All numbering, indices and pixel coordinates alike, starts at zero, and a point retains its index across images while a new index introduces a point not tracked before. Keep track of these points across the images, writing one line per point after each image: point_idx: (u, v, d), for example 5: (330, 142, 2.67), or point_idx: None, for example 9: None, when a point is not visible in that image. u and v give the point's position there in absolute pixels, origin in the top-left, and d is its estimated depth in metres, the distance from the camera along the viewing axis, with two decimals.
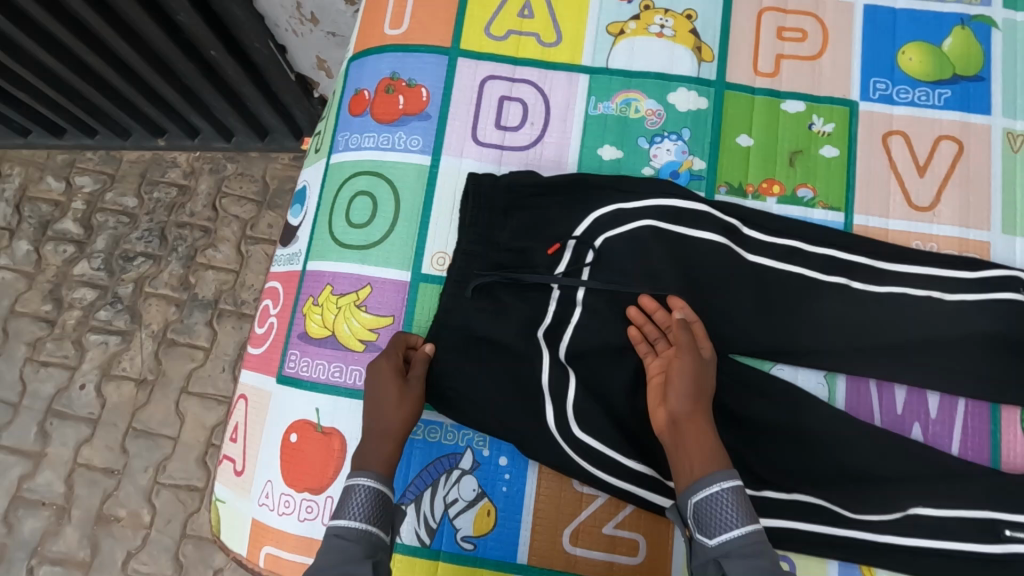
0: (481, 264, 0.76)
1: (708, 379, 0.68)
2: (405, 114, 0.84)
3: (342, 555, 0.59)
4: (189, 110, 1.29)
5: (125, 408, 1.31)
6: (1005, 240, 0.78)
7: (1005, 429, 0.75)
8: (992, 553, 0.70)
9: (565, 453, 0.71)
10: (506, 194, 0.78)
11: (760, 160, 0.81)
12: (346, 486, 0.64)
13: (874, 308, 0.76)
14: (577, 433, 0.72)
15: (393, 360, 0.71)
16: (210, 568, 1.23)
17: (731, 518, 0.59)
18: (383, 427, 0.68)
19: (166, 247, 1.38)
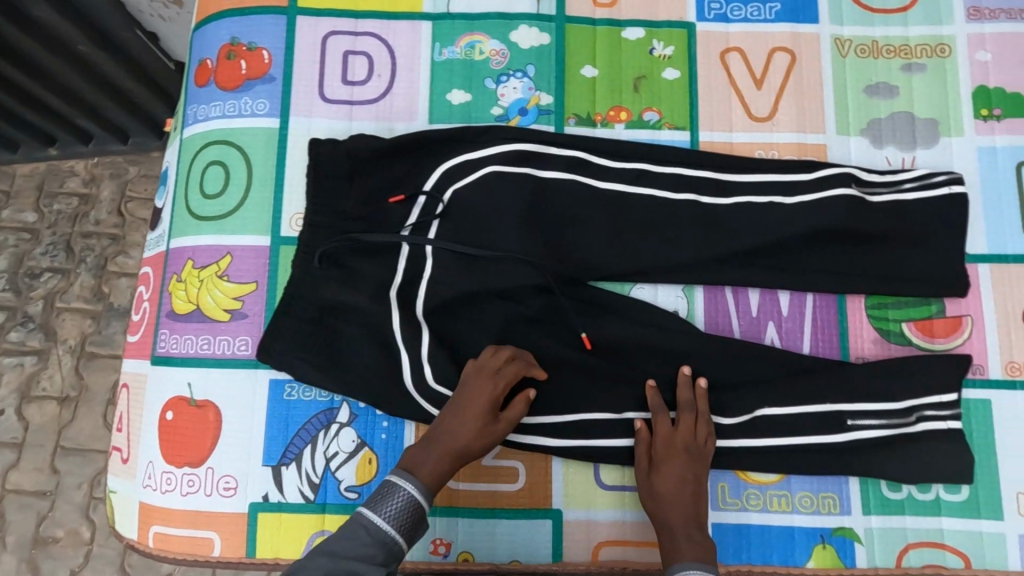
0: (328, 233, 0.76)
1: (688, 475, 0.70)
2: (249, 78, 0.82)
3: (357, 549, 0.61)
4: (74, 114, 1.22)
5: (50, 428, 1.26)
6: (839, 141, 0.82)
7: (852, 317, 0.78)
8: (840, 438, 0.74)
9: (425, 404, 0.74)
10: (348, 160, 0.77)
11: (606, 89, 0.83)
12: (389, 479, 0.65)
13: (722, 220, 0.78)
14: (433, 385, 0.74)
15: (514, 379, 0.70)
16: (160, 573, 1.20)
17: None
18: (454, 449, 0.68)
19: (74, 260, 1.33)
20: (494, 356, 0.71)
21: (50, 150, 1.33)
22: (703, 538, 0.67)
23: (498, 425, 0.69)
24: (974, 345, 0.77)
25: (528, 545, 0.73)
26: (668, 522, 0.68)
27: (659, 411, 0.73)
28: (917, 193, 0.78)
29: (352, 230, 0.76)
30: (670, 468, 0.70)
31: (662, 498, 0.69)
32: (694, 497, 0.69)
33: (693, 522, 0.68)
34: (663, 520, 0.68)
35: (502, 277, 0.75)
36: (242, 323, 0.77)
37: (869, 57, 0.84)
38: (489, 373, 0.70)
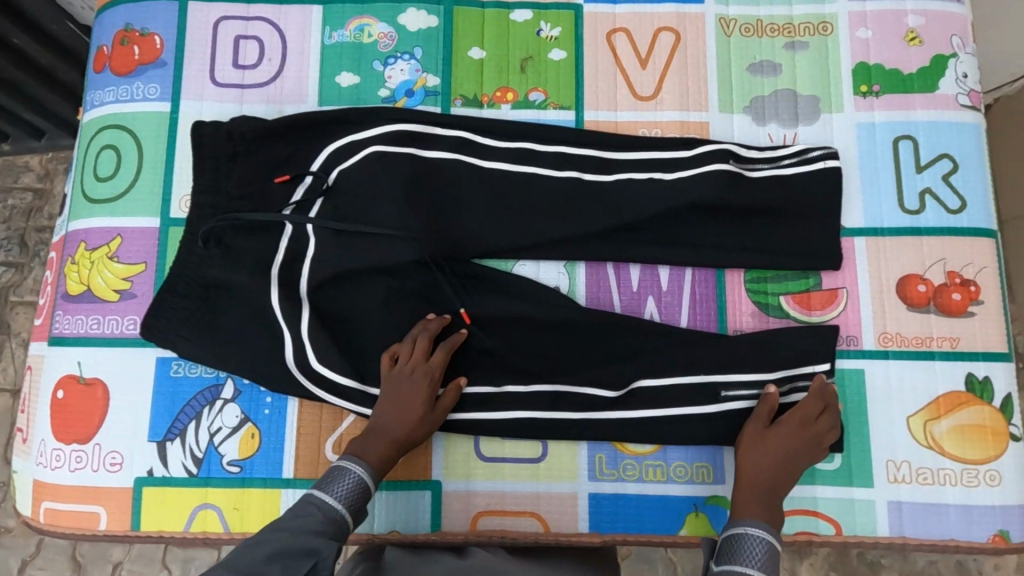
0: (211, 212, 0.77)
1: (797, 459, 0.71)
2: (141, 63, 0.84)
3: (311, 527, 0.63)
4: (20, 109, 1.13)
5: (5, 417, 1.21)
6: (722, 119, 0.83)
7: (730, 291, 0.80)
8: (716, 408, 0.76)
9: (304, 381, 0.76)
10: (230, 142, 0.78)
11: (493, 70, 0.84)
12: (339, 464, 0.69)
13: (602, 196, 0.80)
14: (316, 365, 0.76)
15: (439, 368, 0.74)
16: (109, 562, 1.16)
17: (755, 561, 0.65)
18: (398, 440, 0.72)
19: (28, 254, 1.25)
20: (415, 350, 0.74)
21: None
22: (776, 510, 0.69)
23: (436, 411, 0.73)
24: (849, 317, 0.78)
25: (407, 516, 0.75)
26: (757, 485, 0.70)
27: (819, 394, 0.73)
28: (794, 168, 0.80)
29: (236, 209, 0.77)
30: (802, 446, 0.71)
31: (773, 456, 0.71)
32: (793, 461, 0.71)
33: (772, 491, 0.70)
34: (760, 482, 0.70)
35: (380, 255, 0.77)
36: (131, 303, 0.79)
37: (753, 37, 0.85)
38: (414, 366, 0.73)
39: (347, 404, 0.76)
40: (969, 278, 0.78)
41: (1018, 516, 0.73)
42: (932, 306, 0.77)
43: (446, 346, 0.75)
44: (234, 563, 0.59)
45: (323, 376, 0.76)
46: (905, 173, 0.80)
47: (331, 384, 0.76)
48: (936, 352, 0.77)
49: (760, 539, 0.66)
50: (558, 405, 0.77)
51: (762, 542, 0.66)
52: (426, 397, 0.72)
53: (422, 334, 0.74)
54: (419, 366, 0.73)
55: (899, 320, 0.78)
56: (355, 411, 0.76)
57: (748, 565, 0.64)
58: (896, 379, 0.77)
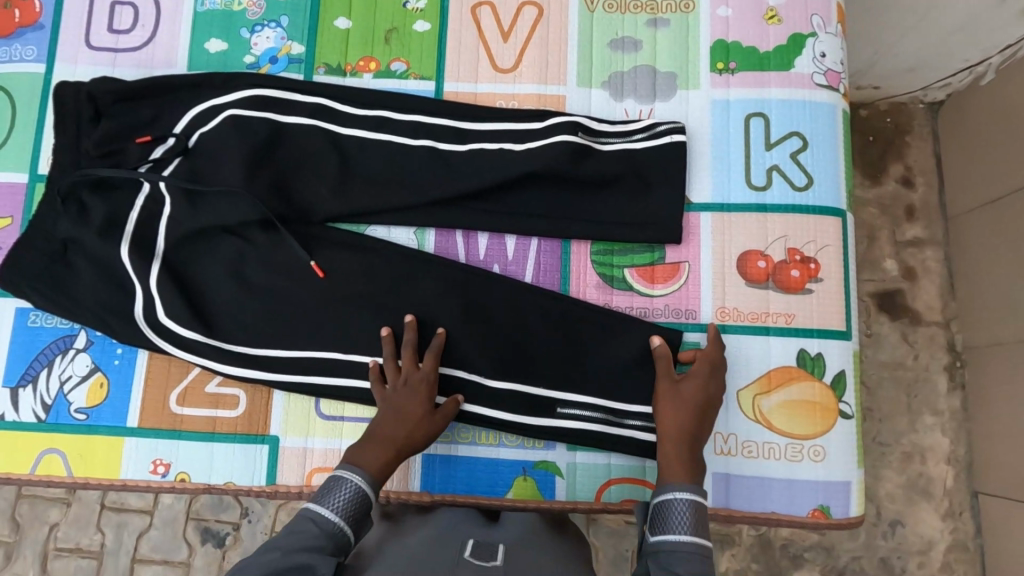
0: (68, 169, 0.80)
1: (700, 406, 0.71)
2: (20, 26, 0.87)
3: (307, 540, 0.61)
4: None
5: None
6: (580, 93, 0.84)
7: (574, 262, 0.81)
8: (552, 375, 0.77)
9: (151, 335, 0.77)
10: (91, 104, 0.81)
11: (358, 40, 0.86)
12: (335, 475, 0.67)
13: (454, 165, 0.82)
14: (163, 319, 0.77)
15: (431, 375, 0.74)
16: (44, 523, 1.21)
17: (682, 525, 0.63)
18: (394, 444, 0.70)
19: None
20: (404, 363, 0.74)
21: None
22: (698, 459, 0.69)
23: (436, 418, 0.73)
24: (689, 291, 0.79)
25: (243, 468, 0.77)
26: (678, 438, 0.69)
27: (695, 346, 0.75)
28: (644, 144, 0.81)
29: (93, 166, 0.80)
30: (700, 397, 0.71)
31: (681, 409, 0.71)
32: (703, 404, 0.71)
33: (691, 436, 0.69)
34: (676, 431, 0.69)
35: (229, 216, 0.79)
36: None
37: (616, 12, 0.86)
38: (406, 377, 0.73)
39: (189, 359, 0.77)
40: (809, 255, 0.78)
41: (841, 491, 0.74)
42: (770, 283, 0.78)
43: (434, 352, 0.75)
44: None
45: (166, 334, 0.77)
46: (754, 150, 0.81)
47: (175, 339, 0.77)
48: (771, 328, 0.77)
49: (686, 503, 0.64)
50: None
51: (688, 502, 0.64)
52: (423, 403, 0.72)
53: (410, 345, 0.75)
54: (410, 376, 0.73)
55: (738, 295, 0.78)
56: (200, 364, 0.77)
57: (677, 531, 0.62)
58: (730, 353, 0.77)
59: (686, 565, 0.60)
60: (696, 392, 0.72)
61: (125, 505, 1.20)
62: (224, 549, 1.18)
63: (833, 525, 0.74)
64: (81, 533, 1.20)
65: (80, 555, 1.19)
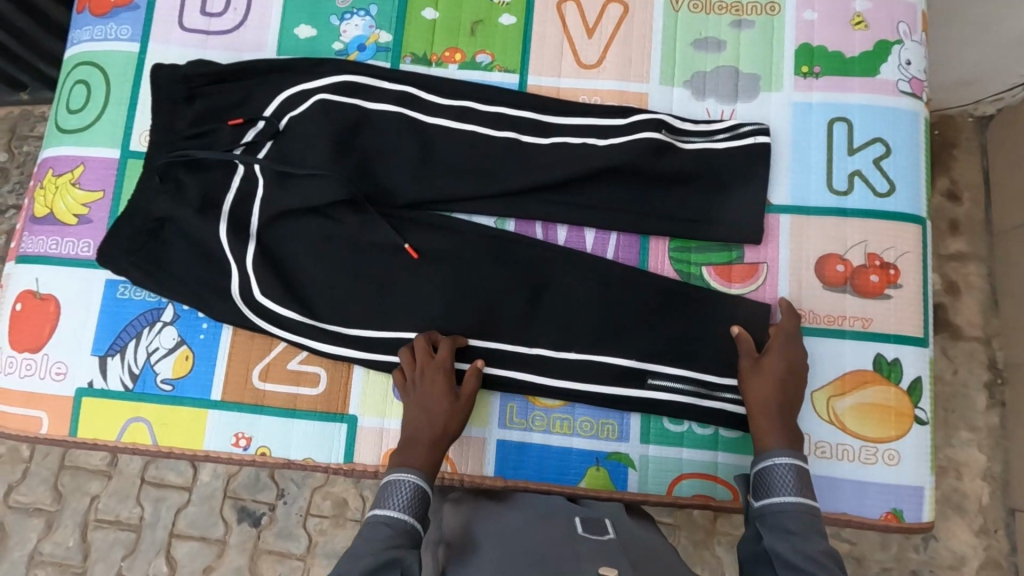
0: (164, 150, 0.83)
1: (788, 375, 0.73)
2: (116, 6, 0.89)
3: (384, 543, 0.64)
4: (36, 59, 1.26)
5: None
6: (662, 91, 0.85)
7: (652, 257, 0.82)
8: (630, 365, 0.79)
9: (243, 310, 0.80)
10: (184, 85, 0.84)
11: (443, 31, 0.87)
12: (391, 478, 0.69)
13: (535, 158, 0.83)
14: (258, 297, 0.80)
15: (446, 363, 0.76)
16: (86, 494, 1.24)
17: (786, 486, 0.66)
18: (432, 435, 0.73)
19: None
20: (421, 357, 0.76)
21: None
22: (792, 425, 0.71)
23: (462, 401, 0.75)
24: (766, 291, 0.80)
25: (321, 445, 0.79)
26: (769, 408, 0.71)
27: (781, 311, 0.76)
28: (726, 144, 0.82)
29: (188, 147, 0.83)
30: (782, 365, 0.73)
31: (768, 379, 0.73)
32: (791, 374, 0.73)
33: (780, 407, 0.71)
34: (766, 405, 0.72)
35: (316, 199, 0.80)
36: (87, 227, 0.84)
37: (700, 13, 0.87)
38: (425, 371, 0.75)
39: (277, 334, 0.80)
40: (889, 262, 0.79)
41: (912, 496, 0.75)
42: (848, 286, 0.78)
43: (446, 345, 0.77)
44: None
45: (256, 311, 0.80)
46: (836, 154, 0.81)
47: (266, 314, 0.80)
48: (848, 331, 0.77)
49: (787, 465, 0.67)
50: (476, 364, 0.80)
51: (789, 467, 0.67)
52: (445, 392, 0.75)
53: (422, 340, 0.77)
54: (426, 368, 0.76)
55: (815, 297, 0.79)
56: (287, 339, 0.80)
57: (783, 493, 0.66)
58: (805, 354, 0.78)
59: (795, 522, 0.64)
60: (780, 366, 0.73)
61: (165, 481, 1.23)
62: (259, 529, 1.20)
63: (903, 529, 0.75)
64: (120, 505, 1.23)
65: (119, 527, 1.22)
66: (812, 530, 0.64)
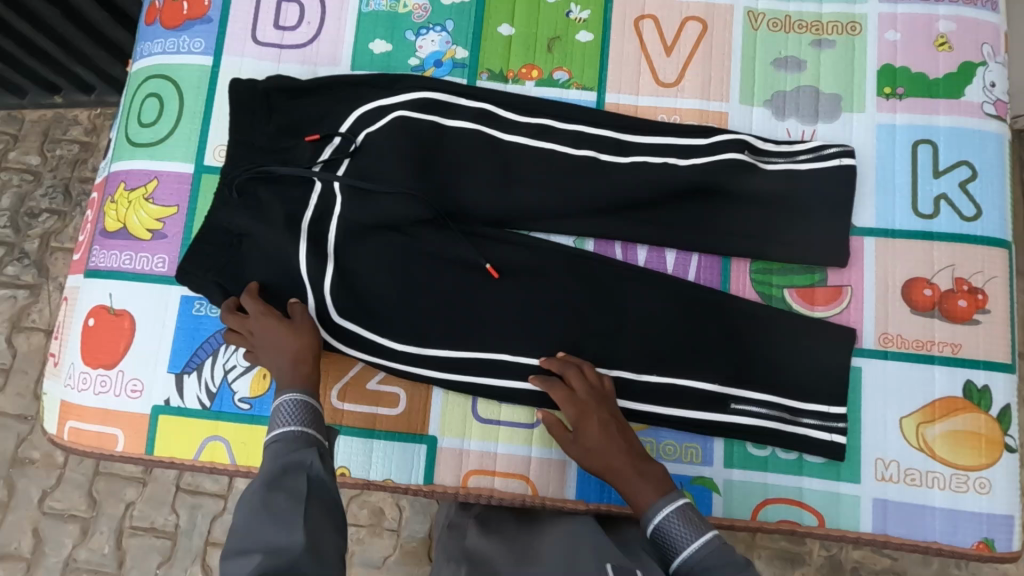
0: (243, 166, 0.82)
1: (602, 446, 0.71)
2: (189, 19, 0.89)
3: (285, 452, 0.65)
4: (73, 63, 1.28)
5: (35, 356, 1.32)
6: (742, 110, 0.84)
7: (734, 279, 0.81)
8: (714, 390, 0.78)
9: (322, 331, 0.79)
10: (264, 100, 0.84)
11: (520, 47, 0.87)
12: (275, 404, 0.70)
13: (614, 176, 0.82)
14: (336, 317, 0.79)
15: (259, 305, 0.76)
16: (121, 501, 1.24)
17: (685, 536, 0.65)
18: (290, 360, 0.73)
19: (70, 203, 1.39)
20: (243, 314, 0.75)
21: (21, 100, 1.40)
22: (651, 470, 0.70)
23: (301, 321, 0.75)
24: (852, 314, 0.79)
25: (402, 466, 0.79)
26: (626, 471, 0.69)
27: (567, 371, 0.75)
28: (809, 164, 0.81)
29: (267, 164, 0.82)
30: (598, 430, 0.72)
31: (602, 448, 0.71)
32: (611, 443, 0.71)
33: (629, 459, 0.70)
34: (620, 467, 0.70)
35: (399, 217, 0.80)
36: (162, 242, 0.84)
37: (780, 32, 0.86)
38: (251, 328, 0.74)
39: (355, 355, 0.79)
40: (977, 286, 0.78)
41: (1004, 525, 0.74)
42: (937, 311, 0.78)
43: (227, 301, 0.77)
44: (245, 510, 0.59)
45: (337, 333, 0.79)
46: (921, 177, 0.80)
47: (348, 334, 0.79)
48: (936, 357, 0.77)
49: (669, 515, 0.66)
50: None
51: (674, 513, 0.66)
52: (278, 327, 0.74)
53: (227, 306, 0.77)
54: (256, 322, 0.75)
55: (902, 322, 0.78)
56: (364, 360, 0.79)
57: (685, 547, 0.65)
58: (894, 379, 0.77)
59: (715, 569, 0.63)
60: (596, 425, 0.72)
61: (201, 488, 1.23)
62: None
63: (995, 558, 0.74)
64: (155, 512, 1.23)
65: (154, 534, 1.22)
66: (732, 562, 0.64)
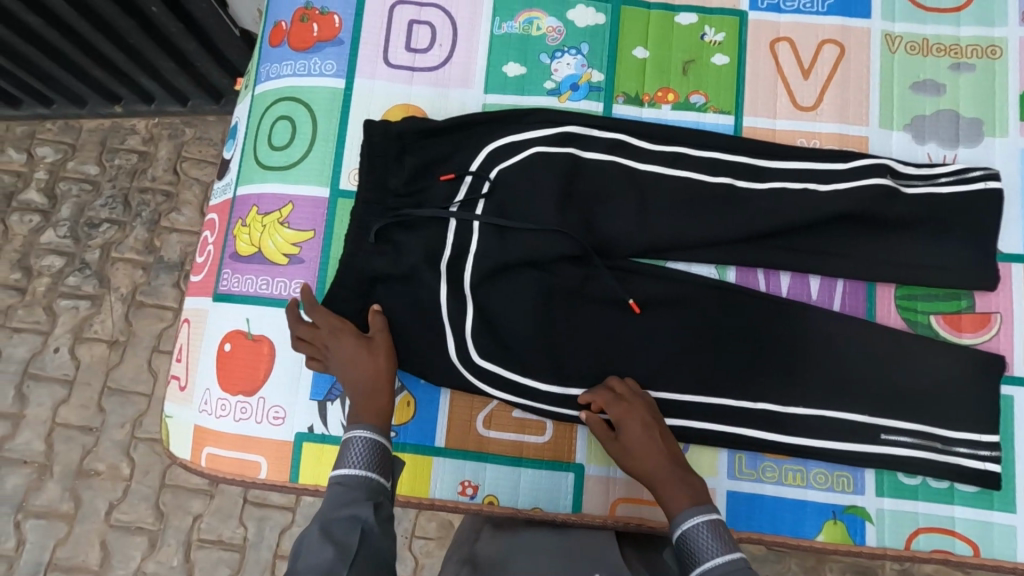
0: (379, 210, 0.82)
1: (646, 449, 0.71)
2: (319, 41, 0.88)
3: (343, 498, 0.64)
4: (138, 73, 1.26)
5: (99, 367, 1.30)
6: (882, 134, 0.84)
7: (880, 305, 0.81)
8: (864, 421, 0.77)
9: (462, 371, 0.79)
10: (398, 142, 0.83)
11: (656, 70, 0.86)
12: (343, 440, 0.69)
13: (755, 203, 0.81)
14: (477, 361, 0.79)
15: (336, 319, 0.76)
16: (190, 513, 1.23)
17: (712, 548, 0.64)
18: (367, 383, 0.73)
19: (130, 213, 1.37)
20: (313, 332, 0.76)
21: (81, 109, 1.38)
22: (693, 481, 0.70)
23: (378, 342, 0.76)
24: (1000, 341, 0.79)
25: (550, 494, 0.78)
26: (662, 478, 0.70)
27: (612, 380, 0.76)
28: (951, 187, 0.80)
29: (403, 207, 0.82)
30: (640, 433, 0.72)
31: (642, 451, 0.71)
32: (652, 447, 0.72)
33: (671, 466, 0.71)
34: (659, 473, 0.70)
35: (539, 251, 0.79)
36: (299, 267, 0.83)
37: (917, 55, 0.85)
38: (327, 339, 0.75)
39: (493, 394, 0.78)
40: None
41: None
42: None
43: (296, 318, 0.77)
44: (300, 555, 0.59)
45: (478, 375, 0.79)
46: None
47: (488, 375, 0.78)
48: None
49: (699, 525, 0.65)
50: (704, 422, 0.78)
51: (707, 525, 0.65)
52: (356, 343, 0.75)
53: (297, 329, 0.76)
54: (331, 334, 0.75)
55: None
56: (500, 398, 0.79)
57: (710, 556, 0.64)
58: None
59: None
60: (638, 429, 0.72)
61: (269, 501, 1.23)
62: None
63: None
64: (222, 524, 1.23)
65: (222, 547, 1.22)
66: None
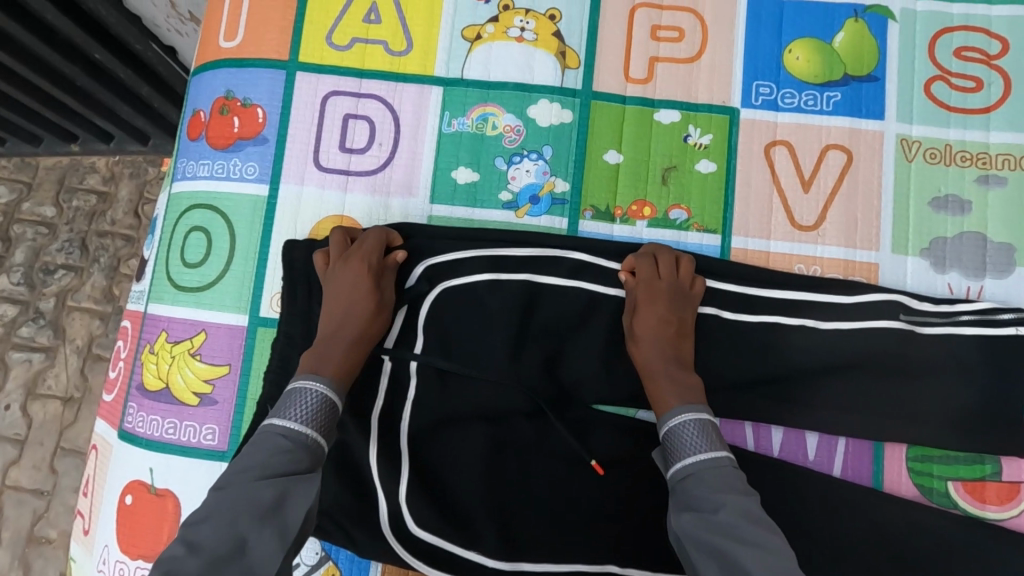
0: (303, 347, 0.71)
1: (664, 329, 0.66)
2: (240, 138, 0.76)
3: (283, 457, 0.57)
4: (90, 114, 1.07)
5: (52, 426, 1.17)
6: (894, 260, 0.71)
7: (888, 468, 0.69)
8: None
9: (395, 543, 0.67)
10: None
11: (630, 179, 0.74)
12: (296, 385, 0.61)
13: (741, 345, 0.69)
14: (413, 529, 0.67)
15: (374, 257, 0.68)
16: None
17: (696, 446, 0.59)
18: (351, 333, 0.66)
19: (88, 259, 1.21)
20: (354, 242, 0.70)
21: (35, 148, 1.19)
22: (684, 379, 0.64)
23: (384, 294, 0.69)
24: None
25: None
26: (661, 376, 0.64)
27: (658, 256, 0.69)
28: (976, 330, 0.68)
29: None
30: (664, 311, 0.66)
31: (658, 332, 0.66)
32: (672, 331, 0.66)
33: (668, 373, 0.64)
34: (658, 365, 0.65)
35: (488, 401, 0.69)
36: (211, 409, 0.72)
37: (939, 164, 0.73)
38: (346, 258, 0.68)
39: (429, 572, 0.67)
40: None
41: None
42: None
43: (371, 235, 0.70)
44: (217, 517, 0.53)
45: (414, 546, 0.67)
46: None
47: (426, 547, 0.67)
48: None
49: (687, 424, 0.60)
50: None
51: (696, 429, 0.60)
52: (366, 286, 0.68)
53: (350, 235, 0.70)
54: (352, 258, 0.68)
55: None
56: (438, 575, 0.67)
57: (693, 451, 0.59)
58: None
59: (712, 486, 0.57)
60: (660, 313, 0.66)
61: None
62: None
63: None
64: None
65: None
66: (729, 485, 0.57)
